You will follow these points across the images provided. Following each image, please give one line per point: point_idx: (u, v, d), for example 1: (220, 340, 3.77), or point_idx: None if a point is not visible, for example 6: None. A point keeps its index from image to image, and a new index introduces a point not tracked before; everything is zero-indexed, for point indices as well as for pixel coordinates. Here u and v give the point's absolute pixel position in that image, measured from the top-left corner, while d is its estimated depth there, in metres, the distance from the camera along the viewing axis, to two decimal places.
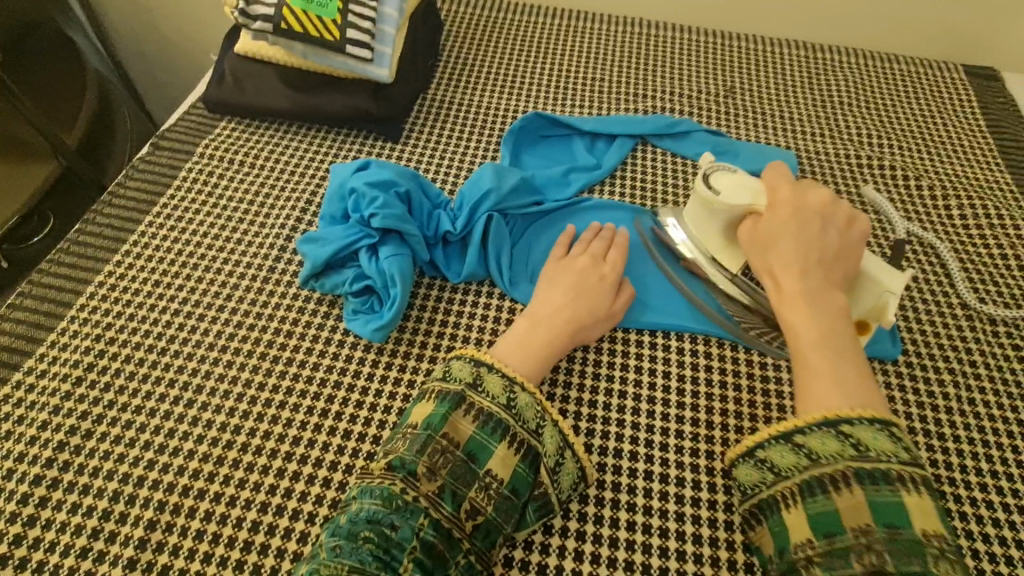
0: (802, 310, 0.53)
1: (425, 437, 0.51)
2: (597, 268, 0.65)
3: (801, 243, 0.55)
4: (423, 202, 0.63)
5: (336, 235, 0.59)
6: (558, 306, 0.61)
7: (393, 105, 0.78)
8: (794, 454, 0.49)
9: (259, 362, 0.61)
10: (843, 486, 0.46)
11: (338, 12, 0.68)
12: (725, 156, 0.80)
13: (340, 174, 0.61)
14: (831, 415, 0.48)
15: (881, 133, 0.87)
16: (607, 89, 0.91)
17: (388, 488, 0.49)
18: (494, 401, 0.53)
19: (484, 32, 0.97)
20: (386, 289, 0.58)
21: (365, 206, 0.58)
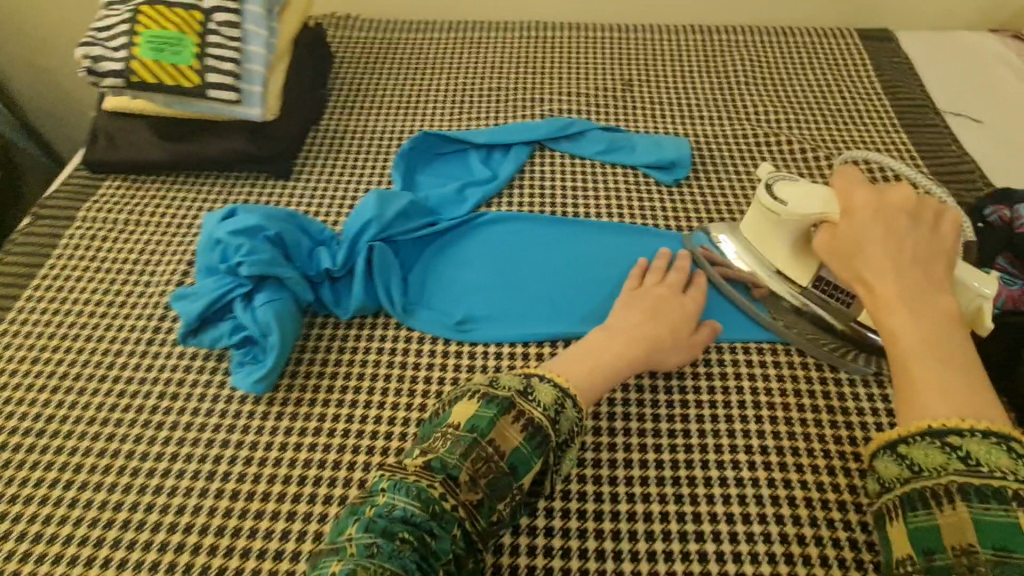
0: (906, 313, 0.47)
1: (469, 442, 0.48)
2: (677, 299, 0.63)
3: (885, 248, 0.50)
4: (301, 241, 0.61)
5: (207, 286, 0.57)
6: (636, 324, 0.60)
7: (275, 143, 0.76)
8: (941, 453, 0.41)
9: (143, 430, 0.58)
10: (946, 501, 0.41)
11: (194, 57, 0.67)
12: (622, 151, 0.80)
13: (207, 225, 0.59)
14: (935, 423, 0.41)
15: (777, 108, 0.87)
16: (503, 98, 0.90)
17: (425, 490, 0.46)
18: (545, 412, 0.51)
19: (377, 55, 0.96)
20: (265, 338, 0.56)
21: (232, 255, 0.56)
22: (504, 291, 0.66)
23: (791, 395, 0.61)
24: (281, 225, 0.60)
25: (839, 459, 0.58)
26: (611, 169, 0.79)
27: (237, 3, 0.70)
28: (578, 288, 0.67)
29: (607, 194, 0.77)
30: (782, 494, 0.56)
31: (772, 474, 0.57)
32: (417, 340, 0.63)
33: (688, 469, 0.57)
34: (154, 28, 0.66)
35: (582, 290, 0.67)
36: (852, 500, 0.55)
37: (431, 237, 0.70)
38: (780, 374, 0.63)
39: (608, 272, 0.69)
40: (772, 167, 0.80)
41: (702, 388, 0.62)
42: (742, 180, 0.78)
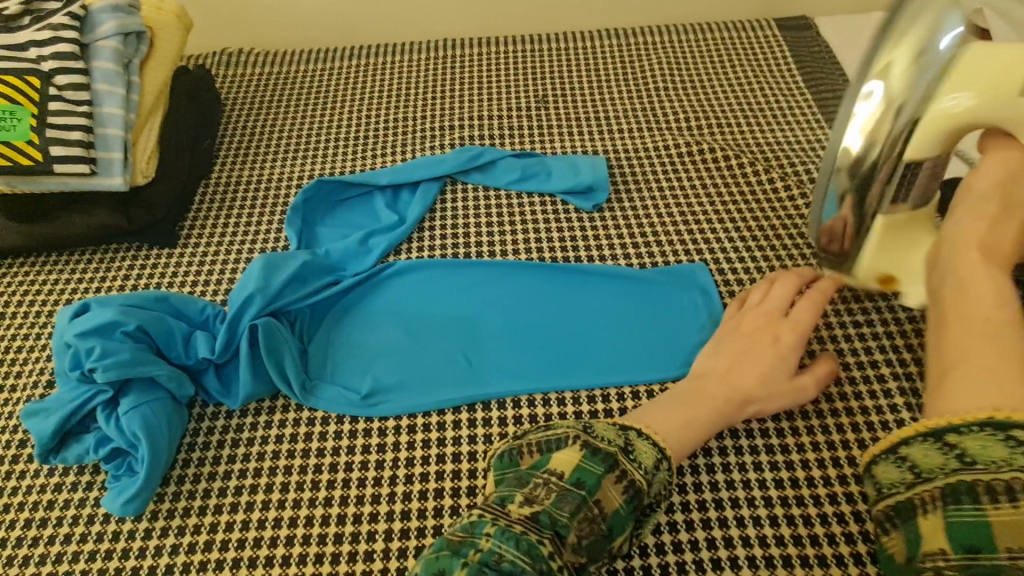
0: (977, 266, 0.44)
1: (580, 499, 0.44)
2: (774, 330, 0.57)
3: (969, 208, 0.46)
4: (173, 328, 0.54)
5: (63, 397, 0.50)
6: (725, 370, 0.55)
7: (154, 211, 0.68)
8: (940, 453, 0.37)
9: (5, 569, 0.50)
10: (1005, 499, 0.34)
11: (31, 131, 0.59)
12: (538, 177, 0.74)
13: (58, 326, 0.52)
14: (999, 414, 0.35)
15: (698, 114, 0.84)
16: (412, 129, 0.84)
17: (534, 545, 0.41)
18: (645, 474, 0.47)
19: (272, 93, 0.88)
20: (135, 449, 0.49)
21: (85, 360, 0.49)
22: (415, 354, 0.61)
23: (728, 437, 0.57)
24: (145, 314, 0.53)
25: (782, 506, 0.53)
26: (528, 198, 0.74)
27: (80, 61, 0.63)
28: (495, 341, 0.62)
29: (525, 228, 0.72)
30: (724, 554, 0.51)
31: (711, 533, 0.52)
32: (321, 422, 0.57)
33: None
34: None
35: (501, 343, 0.62)
36: (797, 552, 0.51)
37: (331, 300, 0.64)
38: None
39: (526, 318, 0.63)
40: (696, 179, 0.76)
41: None
42: (666, 197, 0.74)
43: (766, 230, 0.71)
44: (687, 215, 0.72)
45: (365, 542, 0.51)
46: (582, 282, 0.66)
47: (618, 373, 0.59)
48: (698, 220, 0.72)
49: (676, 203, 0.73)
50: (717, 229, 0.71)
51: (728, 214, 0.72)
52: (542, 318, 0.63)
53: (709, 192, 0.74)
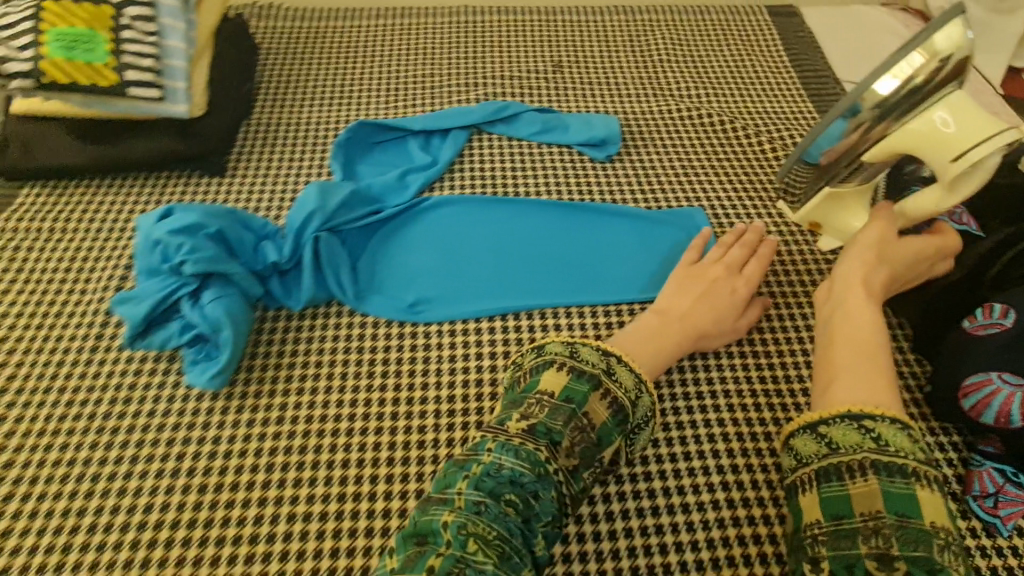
0: (860, 300, 0.57)
1: (569, 411, 0.49)
2: (731, 282, 0.66)
3: (858, 261, 0.60)
4: (244, 237, 0.61)
5: (150, 287, 0.57)
6: (688, 309, 0.63)
7: (206, 139, 0.74)
8: (814, 442, 0.47)
9: (99, 436, 0.58)
10: (859, 474, 0.43)
11: (109, 55, 0.64)
12: (557, 131, 0.83)
13: (143, 226, 0.58)
14: (854, 408, 0.46)
15: (698, 85, 0.93)
16: (439, 84, 0.91)
17: (534, 453, 0.47)
18: (627, 394, 0.53)
19: (305, 45, 0.94)
20: (216, 334, 0.56)
21: (174, 255, 0.57)
22: (449, 275, 0.69)
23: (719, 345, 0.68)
24: (222, 222, 0.60)
25: (760, 397, 0.65)
26: (547, 149, 0.83)
27: None
28: (520, 267, 0.70)
29: (544, 174, 0.80)
30: (714, 432, 0.63)
31: (702, 416, 0.64)
32: (372, 325, 0.65)
33: None
34: (62, 26, 0.63)
35: (525, 270, 0.70)
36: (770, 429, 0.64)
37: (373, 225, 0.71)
38: None
39: (546, 250, 0.72)
40: (696, 140, 0.86)
41: None
42: (669, 153, 0.84)
43: (754, 183, 0.81)
44: (687, 169, 0.82)
45: (417, 420, 0.60)
46: (597, 220, 0.75)
47: (629, 294, 0.69)
48: (697, 174, 0.82)
49: (676, 158, 0.83)
50: (712, 182, 0.81)
51: (722, 170, 0.82)
52: (560, 249, 0.72)
53: (706, 151, 0.84)
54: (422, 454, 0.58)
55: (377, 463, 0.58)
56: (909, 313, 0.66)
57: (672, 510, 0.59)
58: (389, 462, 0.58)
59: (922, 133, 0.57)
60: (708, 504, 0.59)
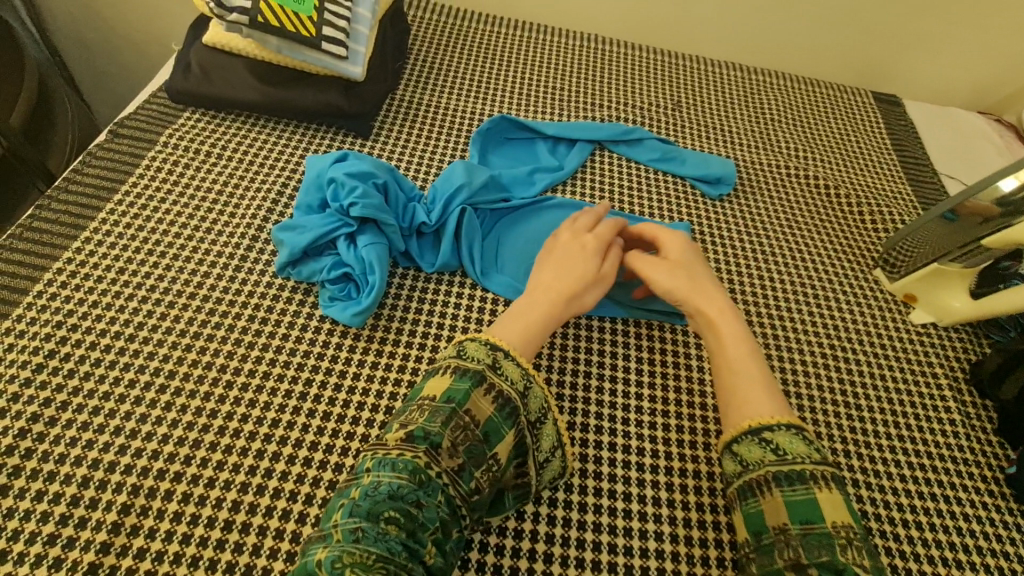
0: (722, 317, 0.62)
1: (450, 411, 0.50)
2: (579, 241, 0.67)
3: (688, 274, 0.65)
4: (399, 195, 0.68)
5: (317, 221, 0.63)
6: (550, 281, 0.62)
7: (365, 102, 0.80)
8: (733, 462, 0.54)
9: (233, 348, 0.62)
10: (766, 489, 0.51)
11: (314, 9, 0.70)
12: (674, 162, 0.88)
13: (319, 165, 0.67)
14: (755, 423, 0.54)
15: (804, 147, 0.98)
16: (566, 98, 0.97)
17: (412, 462, 0.48)
18: (513, 386, 0.54)
19: (449, 39, 1.01)
20: (365, 276, 0.62)
21: (344, 196, 0.63)
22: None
23: (815, 387, 0.70)
24: (385, 176, 0.67)
25: (856, 447, 0.66)
26: (663, 176, 0.88)
27: None
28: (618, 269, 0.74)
29: (658, 200, 0.85)
30: None
31: None
32: (490, 301, 0.69)
33: None
34: None
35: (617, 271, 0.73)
36: (866, 478, 0.64)
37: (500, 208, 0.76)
38: (806, 374, 0.71)
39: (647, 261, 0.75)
40: (800, 196, 0.90)
41: None
42: (774, 204, 0.88)
43: (856, 247, 0.85)
44: (790, 221, 0.87)
45: None
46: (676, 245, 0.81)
47: None
48: (799, 227, 0.86)
49: (781, 210, 0.88)
50: (814, 238, 0.85)
51: (823, 228, 0.87)
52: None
53: (808, 208, 0.89)
54: None
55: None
56: (998, 395, 0.68)
57: None
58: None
59: None
60: None
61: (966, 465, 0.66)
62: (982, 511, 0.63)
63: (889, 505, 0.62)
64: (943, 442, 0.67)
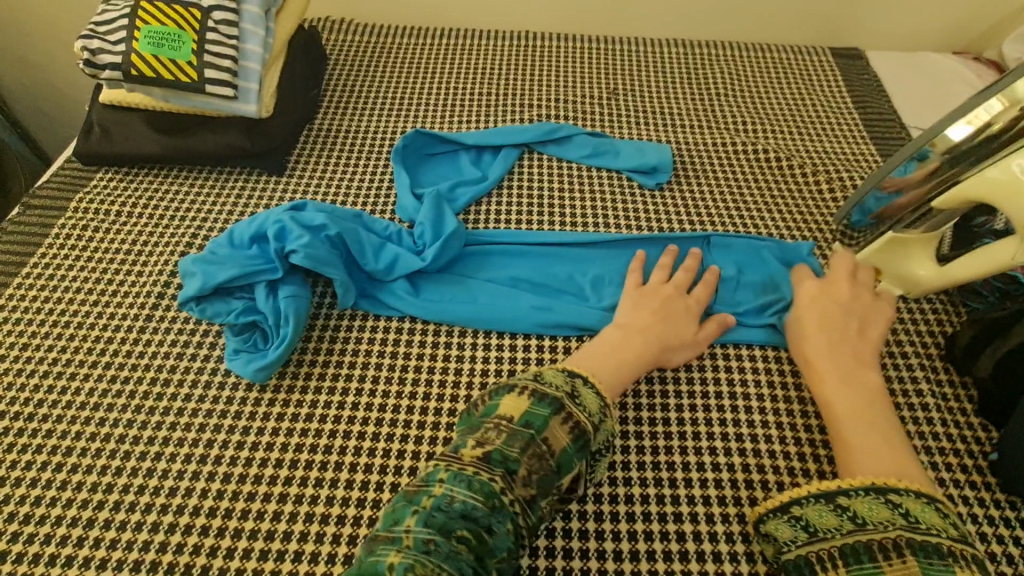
0: (838, 381, 0.59)
1: (528, 437, 0.48)
2: (682, 299, 0.66)
3: (825, 329, 0.63)
4: (366, 239, 0.65)
5: (225, 266, 0.58)
6: (645, 327, 0.62)
7: (271, 139, 0.77)
8: (835, 515, 0.48)
9: (135, 415, 0.59)
10: (894, 555, 0.44)
11: (192, 53, 0.68)
12: (607, 156, 0.83)
13: (274, 211, 0.63)
14: (878, 481, 0.49)
15: (754, 119, 0.91)
16: (494, 103, 0.93)
17: (488, 484, 0.45)
18: (590, 417, 0.51)
19: (369, 58, 0.98)
20: (277, 329, 0.58)
21: (290, 241, 0.60)
22: (582, 294, 0.69)
23: (763, 385, 0.64)
24: (344, 226, 0.64)
25: (810, 446, 0.60)
26: (596, 172, 0.83)
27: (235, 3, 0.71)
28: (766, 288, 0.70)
29: (591, 198, 0.80)
30: (756, 478, 0.58)
31: (744, 459, 0.60)
32: (407, 331, 0.65)
33: (665, 455, 0.60)
34: (154, 24, 0.67)
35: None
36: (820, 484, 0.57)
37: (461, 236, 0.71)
38: (753, 376, 0.65)
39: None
40: (748, 175, 0.84)
41: (684, 379, 0.65)
42: (720, 187, 0.82)
43: (811, 222, 0.78)
44: (738, 203, 0.80)
45: (444, 431, 0.59)
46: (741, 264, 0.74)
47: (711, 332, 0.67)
48: (747, 209, 0.80)
49: (728, 192, 0.81)
50: (766, 219, 0.78)
51: (775, 207, 0.80)
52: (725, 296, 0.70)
53: (758, 186, 0.82)
54: None
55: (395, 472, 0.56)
56: (976, 372, 0.61)
57: (704, 559, 0.54)
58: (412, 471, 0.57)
59: (998, 182, 0.55)
60: (747, 558, 0.54)
61: (942, 455, 0.59)
62: (964, 507, 0.56)
63: None
64: (916, 432, 0.60)
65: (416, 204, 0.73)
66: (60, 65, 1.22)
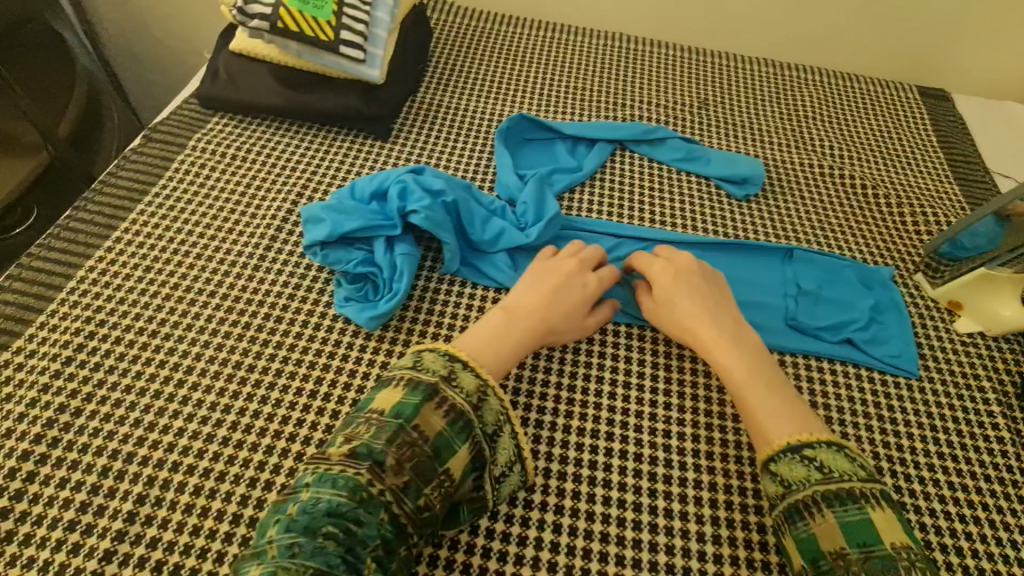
0: (727, 350, 0.62)
1: (396, 427, 0.50)
2: (581, 279, 0.66)
3: (693, 304, 0.65)
4: (474, 211, 0.68)
5: (352, 217, 0.62)
6: (536, 308, 0.62)
7: (384, 105, 0.80)
8: (773, 483, 0.54)
9: (249, 345, 0.62)
10: (818, 511, 0.50)
11: (332, 14, 0.71)
12: (698, 162, 0.85)
13: (395, 171, 0.67)
14: (793, 441, 0.54)
15: (842, 145, 0.93)
16: (589, 98, 0.95)
17: (353, 478, 0.47)
18: (466, 398, 0.53)
19: (471, 40, 1.00)
20: (390, 282, 0.62)
21: (411, 201, 0.63)
22: None
23: (845, 398, 0.65)
24: (457, 194, 0.67)
25: (889, 462, 0.61)
26: (686, 176, 0.85)
27: None
28: (845, 307, 0.72)
29: (681, 201, 0.82)
30: None
31: None
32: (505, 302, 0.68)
33: (747, 451, 0.63)
34: None
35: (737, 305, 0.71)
36: (897, 497, 0.59)
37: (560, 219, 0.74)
38: (837, 388, 0.66)
39: (785, 289, 0.73)
40: (834, 198, 0.85)
41: None
42: (806, 206, 0.84)
43: (893, 251, 0.80)
44: (824, 224, 0.82)
45: None
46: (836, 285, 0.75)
47: (795, 343, 0.68)
48: (832, 231, 0.81)
49: (814, 212, 0.83)
50: (849, 242, 0.80)
51: (859, 232, 0.82)
52: (803, 310, 0.71)
53: (843, 211, 0.84)
54: (541, 432, 0.62)
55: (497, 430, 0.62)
56: None
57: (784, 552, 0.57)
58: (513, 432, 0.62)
59: None
60: None
61: (1014, 487, 0.61)
62: None
63: (924, 528, 0.58)
64: (989, 462, 0.62)
65: (518, 182, 0.76)
66: (164, 12, 1.27)
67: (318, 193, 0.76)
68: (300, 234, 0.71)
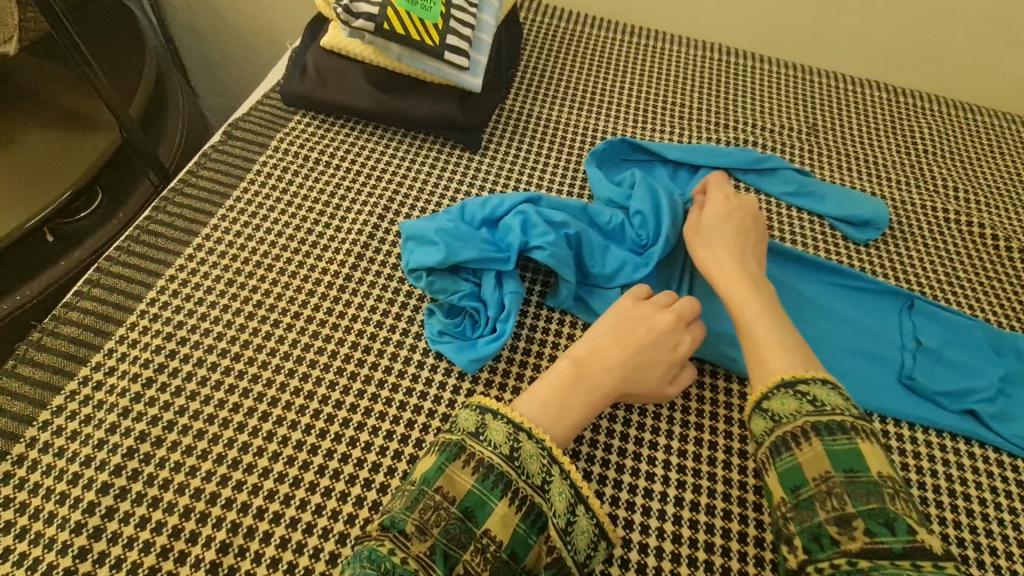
0: (745, 284, 0.59)
1: (416, 493, 0.46)
2: (672, 339, 0.57)
3: (724, 243, 0.63)
4: (593, 243, 0.64)
5: (466, 246, 0.59)
6: (614, 363, 0.55)
7: (479, 115, 0.75)
8: (761, 420, 0.50)
9: (337, 378, 0.57)
10: (804, 441, 0.47)
11: (440, 16, 0.69)
12: (810, 199, 0.78)
13: (513, 197, 0.64)
14: (787, 376, 0.51)
15: (968, 187, 0.84)
16: (689, 116, 0.87)
17: (376, 550, 0.43)
18: (494, 451, 0.48)
19: (563, 44, 0.93)
20: (494, 320, 0.59)
21: (533, 235, 0.61)
22: None
23: (985, 488, 0.58)
24: (576, 226, 0.64)
25: None
26: (797, 213, 0.78)
27: None
28: (971, 372, 0.65)
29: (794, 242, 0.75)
30: None
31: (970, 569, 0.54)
32: None
33: None
34: None
35: (844, 352, 0.66)
36: None
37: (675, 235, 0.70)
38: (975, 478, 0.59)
39: (902, 342, 0.67)
40: (961, 249, 0.77)
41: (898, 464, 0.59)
42: (931, 256, 0.76)
43: None
44: (951, 280, 0.74)
45: (647, 465, 0.56)
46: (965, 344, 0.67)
47: (922, 413, 0.62)
48: (960, 287, 0.73)
49: (939, 264, 0.75)
50: (979, 303, 0.72)
51: (990, 291, 0.74)
52: (924, 371, 0.64)
53: (971, 264, 0.76)
54: (649, 504, 0.54)
55: (601, 497, 0.54)
56: None
57: None
58: (617, 502, 0.54)
59: None
60: None
61: None
62: None
63: None
64: None
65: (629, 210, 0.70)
66: None
67: (404, 208, 0.70)
68: (388, 254, 0.66)
